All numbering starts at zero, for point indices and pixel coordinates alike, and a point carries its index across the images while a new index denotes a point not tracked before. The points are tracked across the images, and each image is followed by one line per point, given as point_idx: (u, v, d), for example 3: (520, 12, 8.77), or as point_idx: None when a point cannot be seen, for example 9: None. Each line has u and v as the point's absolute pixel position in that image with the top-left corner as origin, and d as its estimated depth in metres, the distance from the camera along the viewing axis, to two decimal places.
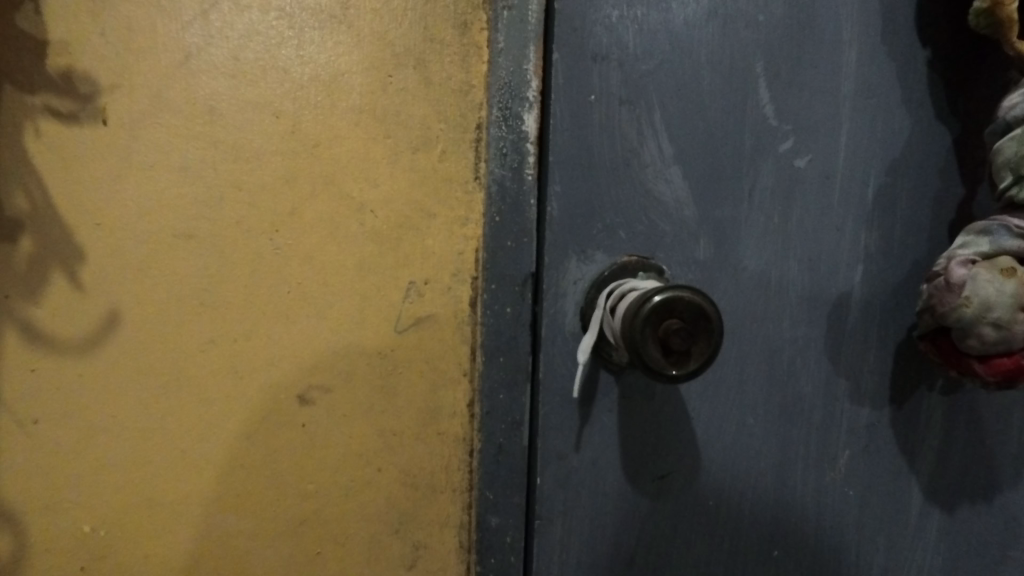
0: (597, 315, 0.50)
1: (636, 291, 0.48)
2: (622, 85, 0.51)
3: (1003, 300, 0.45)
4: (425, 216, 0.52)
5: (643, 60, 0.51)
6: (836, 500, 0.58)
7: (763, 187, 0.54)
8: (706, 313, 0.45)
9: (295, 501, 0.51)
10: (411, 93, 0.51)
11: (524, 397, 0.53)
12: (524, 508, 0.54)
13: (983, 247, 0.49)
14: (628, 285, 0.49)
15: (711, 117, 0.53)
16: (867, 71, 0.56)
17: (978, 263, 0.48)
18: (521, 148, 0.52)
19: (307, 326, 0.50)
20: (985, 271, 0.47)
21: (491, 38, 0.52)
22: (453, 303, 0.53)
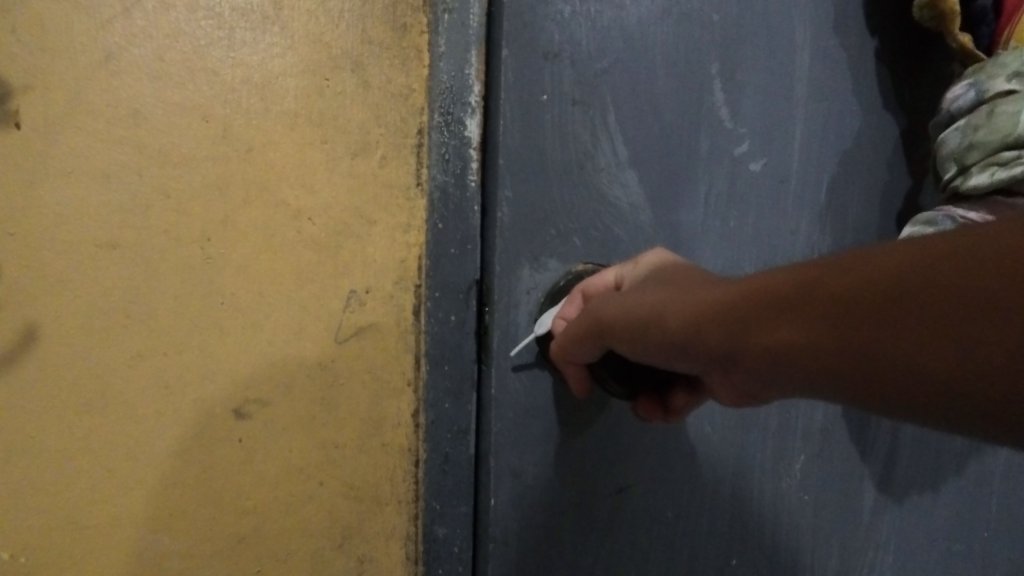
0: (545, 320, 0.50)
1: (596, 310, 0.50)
2: (575, 85, 0.51)
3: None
4: (365, 223, 0.51)
5: (597, 59, 0.51)
6: (791, 504, 0.59)
7: (717, 191, 0.55)
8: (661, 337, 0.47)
9: (233, 518, 0.49)
10: (350, 97, 0.50)
11: (470, 405, 0.53)
12: (472, 517, 0.54)
13: None
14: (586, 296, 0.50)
15: (665, 119, 0.53)
16: (818, 73, 0.57)
17: None
18: (464, 153, 0.51)
19: (243, 337, 0.49)
20: None
21: (432, 41, 0.51)
22: (396, 312, 0.52)
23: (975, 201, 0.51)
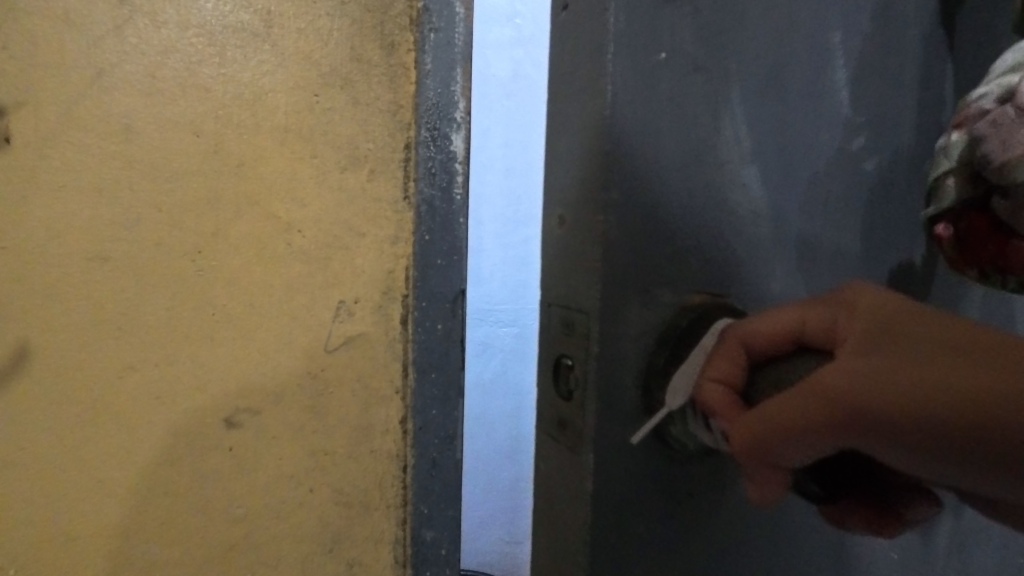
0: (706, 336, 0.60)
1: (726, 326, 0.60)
2: (697, 68, 0.65)
3: None
4: (353, 235, 0.52)
5: (710, 38, 0.65)
6: None
7: (813, 167, 0.73)
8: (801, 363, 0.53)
9: (224, 526, 0.50)
10: (339, 113, 0.51)
11: (457, 410, 0.55)
12: (458, 519, 0.56)
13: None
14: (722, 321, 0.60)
15: (767, 104, 0.69)
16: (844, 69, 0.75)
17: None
18: (449, 167, 0.53)
19: (235, 348, 0.49)
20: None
21: (418, 60, 0.53)
22: (383, 322, 0.53)
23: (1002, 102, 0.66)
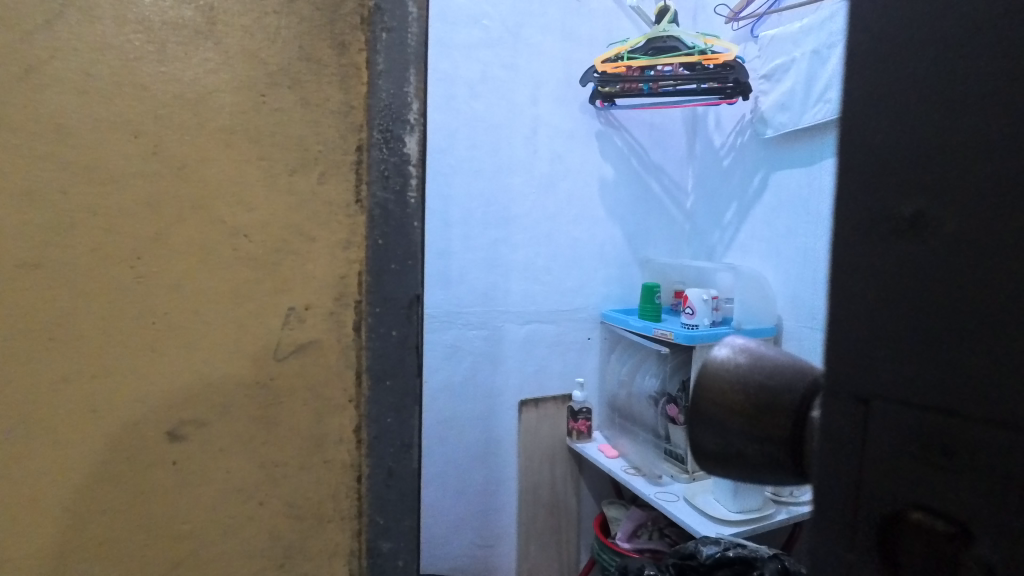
0: None
1: None
2: None
3: None
4: (303, 239, 0.50)
5: None
6: None
7: None
8: None
9: (167, 543, 0.48)
10: (287, 113, 0.50)
11: (413, 419, 0.54)
12: (415, 529, 0.55)
13: None
14: None
15: None
16: None
17: None
18: (403, 170, 0.52)
19: (178, 357, 0.47)
20: None
21: (371, 59, 0.51)
22: (336, 329, 0.52)
23: None
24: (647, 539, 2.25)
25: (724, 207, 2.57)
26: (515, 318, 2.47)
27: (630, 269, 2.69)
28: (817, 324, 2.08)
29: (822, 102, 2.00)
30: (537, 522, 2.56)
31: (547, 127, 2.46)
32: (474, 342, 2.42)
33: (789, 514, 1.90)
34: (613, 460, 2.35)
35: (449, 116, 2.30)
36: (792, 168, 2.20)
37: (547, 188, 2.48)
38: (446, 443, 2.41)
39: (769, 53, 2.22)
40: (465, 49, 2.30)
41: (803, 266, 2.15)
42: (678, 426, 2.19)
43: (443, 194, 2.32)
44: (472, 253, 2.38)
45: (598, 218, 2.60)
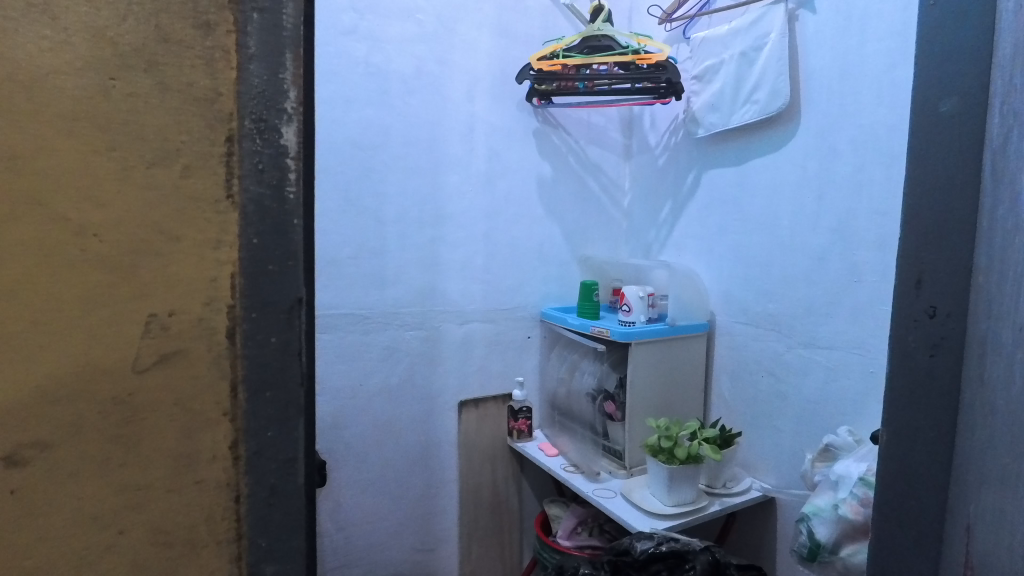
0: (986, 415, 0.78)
1: (994, 423, 0.78)
2: (1001, 181, 0.76)
3: None
4: (168, 239, 0.61)
5: (1003, 155, 0.76)
6: (905, 469, 0.88)
7: (925, 248, 0.84)
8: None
9: (20, 562, 0.57)
10: (140, 96, 0.59)
11: (296, 431, 0.70)
12: (300, 548, 0.72)
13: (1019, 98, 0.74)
14: (990, 408, 0.78)
15: (946, 199, 0.82)
16: (927, 148, 0.84)
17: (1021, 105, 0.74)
18: (278, 160, 0.66)
19: (22, 371, 0.55)
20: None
21: (242, 41, 0.64)
22: (208, 337, 0.64)
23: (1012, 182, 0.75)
24: (588, 536, 2.27)
25: (659, 205, 2.61)
26: (454, 317, 2.44)
27: (569, 266, 2.70)
28: (747, 319, 2.14)
29: (749, 103, 2.05)
30: (479, 523, 2.54)
31: (484, 124, 2.44)
32: (412, 343, 2.36)
33: (722, 505, 1.95)
34: (553, 458, 2.36)
35: (383, 111, 2.24)
36: (723, 167, 2.25)
37: (485, 187, 2.46)
38: (384, 447, 2.35)
39: (700, 54, 2.26)
40: (398, 42, 2.24)
41: (734, 263, 2.21)
42: (615, 422, 2.22)
43: (377, 192, 2.25)
44: (408, 252, 2.32)
45: (537, 216, 2.59)
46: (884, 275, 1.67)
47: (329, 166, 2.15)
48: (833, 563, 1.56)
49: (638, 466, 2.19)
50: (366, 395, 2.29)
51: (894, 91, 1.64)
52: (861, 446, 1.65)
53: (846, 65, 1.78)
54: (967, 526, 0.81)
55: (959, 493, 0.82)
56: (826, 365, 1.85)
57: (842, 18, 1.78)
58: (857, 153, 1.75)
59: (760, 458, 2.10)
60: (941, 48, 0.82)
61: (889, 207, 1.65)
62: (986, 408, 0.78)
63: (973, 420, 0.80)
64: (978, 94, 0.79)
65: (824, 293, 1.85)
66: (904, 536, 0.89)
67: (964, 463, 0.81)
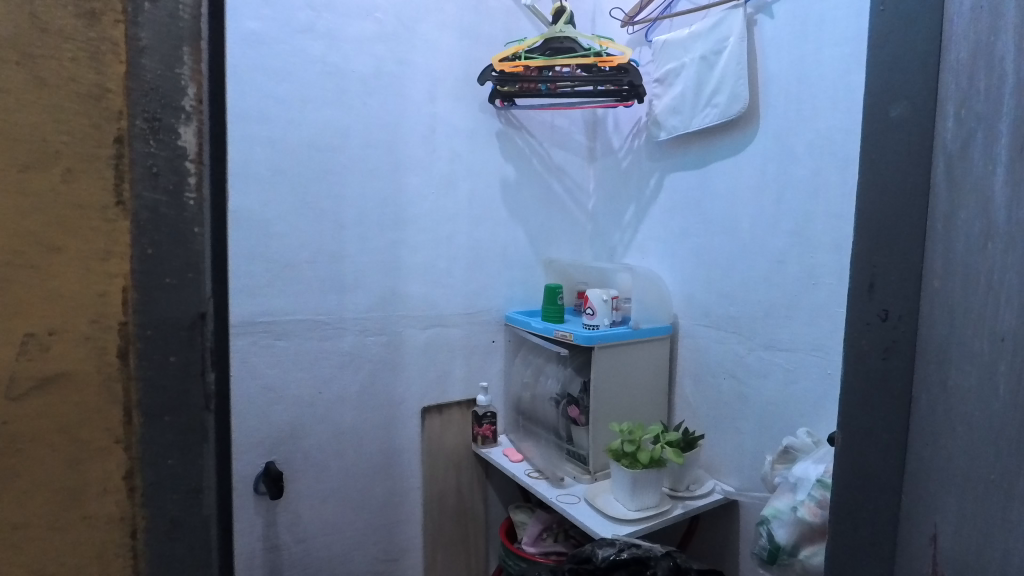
0: (943, 416, 0.78)
1: (951, 424, 0.78)
2: (955, 186, 0.76)
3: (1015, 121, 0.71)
4: (48, 252, 0.59)
5: (955, 161, 0.76)
6: (855, 470, 0.87)
7: (875, 250, 0.83)
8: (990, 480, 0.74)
9: None
10: (12, 91, 0.57)
11: (199, 456, 0.69)
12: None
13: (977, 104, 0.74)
14: (948, 410, 0.78)
15: (897, 202, 0.81)
16: (877, 149, 0.83)
17: (977, 111, 0.74)
18: (174, 161, 0.65)
19: None
20: (995, 116, 0.72)
21: (132, 34, 0.63)
22: (96, 355, 0.62)
23: (967, 190, 0.75)
24: (553, 542, 2.24)
25: (623, 208, 2.60)
26: (416, 322, 2.38)
27: (533, 269, 2.67)
28: (710, 322, 2.15)
29: (710, 106, 2.06)
30: (444, 531, 2.49)
31: (446, 126, 2.40)
32: (373, 349, 2.30)
33: (686, 508, 1.95)
34: (517, 464, 2.33)
35: (341, 112, 2.18)
36: (685, 170, 2.26)
37: (447, 189, 2.42)
38: (345, 456, 2.28)
39: (661, 57, 2.26)
40: (357, 41, 2.19)
41: (696, 266, 2.21)
42: (580, 427, 2.21)
43: (336, 194, 2.19)
44: (368, 256, 2.27)
45: (501, 219, 2.56)
46: (841, 277, 1.68)
47: (285, 167, 2.09)
48: (792, 565, 1.57)
49: (602, 471, 2.18)
50: (325, 403, 2.22)
51: (849, 96, 1.66)
52: (819, 448, 1.66)
53: (803, 70, 1.79)
54: (932, 530, 0.81)
55: (923, 496, 0.82)
56: (785, 367, 1.86)
57: (799, 23, 1.80)
58: (814, 157, 1.76)
59: (723, 460, 2.10)
60: (889, 53, 0.81)
61: (845, 211, 1.67)
62: (952, 412, 0.78)
63: (937, 423, 0.79)
64: (927, 98, 0.78)
65: (783, 296, 1.86)
66: (860, 539, 0.88)
67: (927, 466, 0.81)
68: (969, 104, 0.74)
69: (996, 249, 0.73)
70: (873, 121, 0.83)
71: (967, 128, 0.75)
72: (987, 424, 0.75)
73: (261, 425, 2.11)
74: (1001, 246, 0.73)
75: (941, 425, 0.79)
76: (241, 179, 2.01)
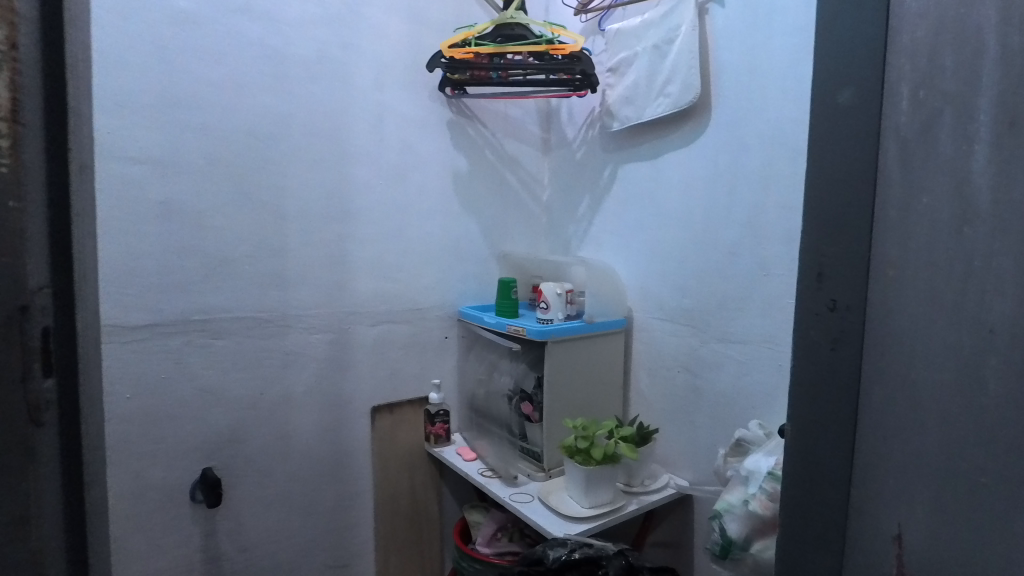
0: (884, 406, 0.74)
1: (892, 413, 0.73)
2: (901, 168, 0.71)
3: (962, 93, 0.65)
4: None
5: (902, 144, 0.70)
6: (803, 464, 0.83)
7: (823, 236, 0.79)
8: (930, 467, 0.69)
9: None
10: None
11: (21, 478, 0.56)
12: None
13: (926, 79, 0.68)
14: (889, 399, 0.73)
15: (844, 186, 0.76)
16: (825, 131, 0.78)
17: (924, 87, 0.68)
18: None
19: None
20: (945, 88, 0.66)
21: None
22: None
23: (918, 172, 0.69)
24: (508, 541, 2.19)
25: (578, 200, 2.56)
26: (365, 318, 2.29)
27: (487, 263, 2.61)
28: (664, 315, 2.12)
29: (662, 96, 2.02)
30: (396, 533, 2.41)
31: (394, 114, 2.30)
32: (319, 347, 2.19)
33: (640, 504, 1.91)
34: (470, 463, 2.27)
35: (281, 98, 2.05)
36: (639, 161, 2.22)
37: (397, 179, 2.32)
38: (290, 459, 2.16)
39: (614, 46, 2.22)
40: (298, 24, 2.06)
41: (650, 258, 2.19)
42: (534, 424, 2.15)
43: (276, 184, 2.06)
44: (312, 249, 2.15)
45: (453, 211, 2.49)
46: (792, 269, 1.67)
47: (220, 155, 1.94)
48: (744, 560, 1.54)
49: (556, 468, 2.13)
50: (268, 405, 2.10)
51: (800, 86, 1.64)
52: (770, 440, 1.65)
53: (754, 59, 1.77)
54: (895, 533, 0.73)
55: (887, 496, 0.74)
56: (738, 359, 1.85)
57: (750, 12, 1.78)
58: (765, 147, 1.74)
59: (677, 453, 2.09)
60: (833, 31, 0.77)
61: (796, 202, 1.65)
62: (927, 408, 0.69)
63: (909, 420, 0.71)
64: (875, 82, 0.73)
65: (735, 288, 1.85)
66: (806, 536, 0.84)
67: (893, 465, 0.73)
68: (933, 83, 0.67)
69: (980, 228, 0.63)
70: (817, 103, 0.79)
71: (929, 107, 0.67)
72: (929, 415, 0.69)
73: (197, 429, 1.97)
74: (984, 228, 0.63)
75: (883, 416, 0.74)
76: (171, 167, 1.86)
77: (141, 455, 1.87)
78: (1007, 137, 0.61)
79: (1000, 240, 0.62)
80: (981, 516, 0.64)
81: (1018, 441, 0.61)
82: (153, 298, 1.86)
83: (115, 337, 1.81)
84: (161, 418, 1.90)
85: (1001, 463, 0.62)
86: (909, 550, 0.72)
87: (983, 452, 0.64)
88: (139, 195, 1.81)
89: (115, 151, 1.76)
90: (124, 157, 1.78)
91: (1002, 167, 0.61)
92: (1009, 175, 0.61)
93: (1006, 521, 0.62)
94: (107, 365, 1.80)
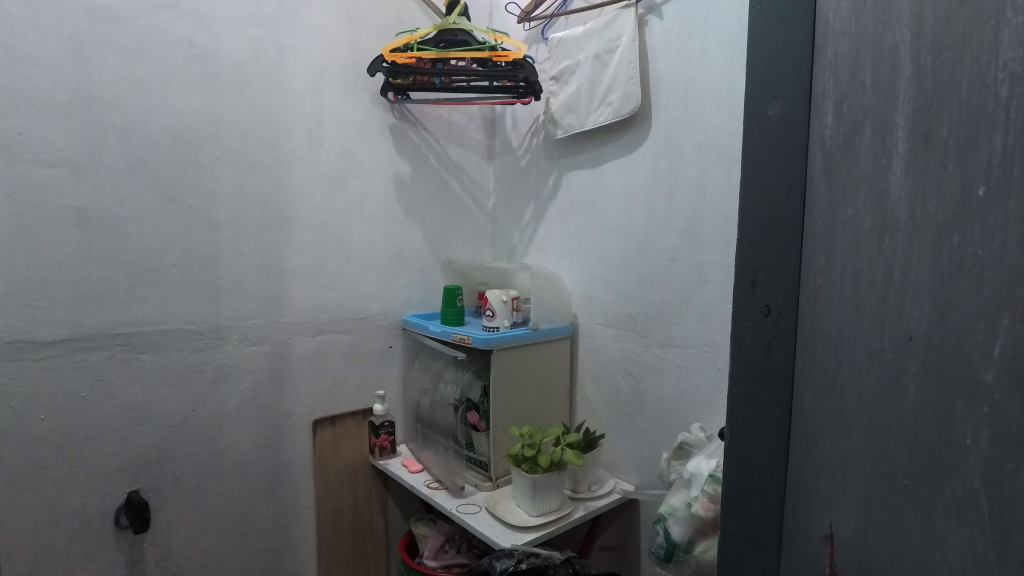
0: (812, 406, 0.76)
1: (819, 412, 0.74)
2: (824, 179, 0.73)
3: (878, 106, 0.65)
4: None
5: (825, 155, 0.73)
6: (743, 462, 0.86)
7: (756, 244, 0.82)
8: (853, 467, 0.69)
9: None
10: None
11: None
12: None
13: (849, 93, 0.69)
14: (817, 399, 0.75)
15: (774, 197, 0.80)
16: (755, 144, 0.81)
17: (846, 101, 0.70)
18: None
19: None
20: (864, 101, 0.67)
21: None
22: None
23: (844, 184, 0.70)
24: (455, 553, 2.15)
25: (523, 207, 2.56)
26: (304, 329, 2.21)
27: (432, 270, 2.58)
28: (607, 321, 2.15)
29: (604, 105, 2.05)
30: (340, 551, 2.33)
31: (333, 119, 2.24)
32: (254, 360, 2.09)
33: (587, 510, 1.92)
34: (415, 475, 2.22)
35: (212, 100, 1.96)
36: (582, 169, 2.25)
37: (338, 184, 2.26)
38: (225, 479, 2.05)
39: (558, 55, 2.24)
40: (229, 23, 1.97)
41: (594, 265, 2.21)
42: (479, 433, 2.13)
43: (207, 190, 1.96)
44: (247, 257, 2.06)
45: (396, 218, 2.44)
46: (728, 275, 1.72)
47: (144, 158, 1.84)
48: (687, 562, 1.56)
49: (503, 476, 2.13)
50: (199, 422, 1.99)
51: (733, 98, 1.69)
52: (710, 443, 1.68)
53: (690, 71, 1.82)
54: (827, 531, 0.73)
55: (820, 494, 0.74)
56: (679, 363, 1.88)
57: (686, 24, 1.82)
58: (702, 156, 1.79)
59: (623, 458, 2.10)
60: (763, 49, 0.80)
61: (731, 210, 1.70)
62: (853, 411, 0.69)
63: (837, 420, 0.71)
64: (802, 96, 0.77)
65: (675, 293, 1.89)
66: (748, 532, 0.86)
67: (824, 465, 0.73)
68: (854, 98, 0.68)
69: (898, 238, 0.62)
70: (750, 119, 0.82)
71: (851, 121, 0.69)
72: (854, 415, 0.68)
73: (121, 450, 1.85)
74: (902, 238, 0.61)
75: (813, 417, 0.76)
76: (90, 172, 1.75)
77: (56, 480, 1.74)
78: (922, 151, 0.59)
79: (910, 247, 0.60)
80: (894, 519, 0.63)
81: (934, 447, 0.57)
82: (70, 311, 1.74)
83: (26, 354, 1.68)
84: (79, 439, 1.77)
85: (910, 466, 0.60)
86: (838, 549, 0.71)
87: (905, 456, 0.61)
88: (53, 201, 1.69)
89: (25, 154, 1.65)
90: (36, 160, 1.66)
91: (917, 179, 0.59)
92: (923, 186, 0.58)
93: (913, 525, 0.60)
94: (17, 384, 1.67)
